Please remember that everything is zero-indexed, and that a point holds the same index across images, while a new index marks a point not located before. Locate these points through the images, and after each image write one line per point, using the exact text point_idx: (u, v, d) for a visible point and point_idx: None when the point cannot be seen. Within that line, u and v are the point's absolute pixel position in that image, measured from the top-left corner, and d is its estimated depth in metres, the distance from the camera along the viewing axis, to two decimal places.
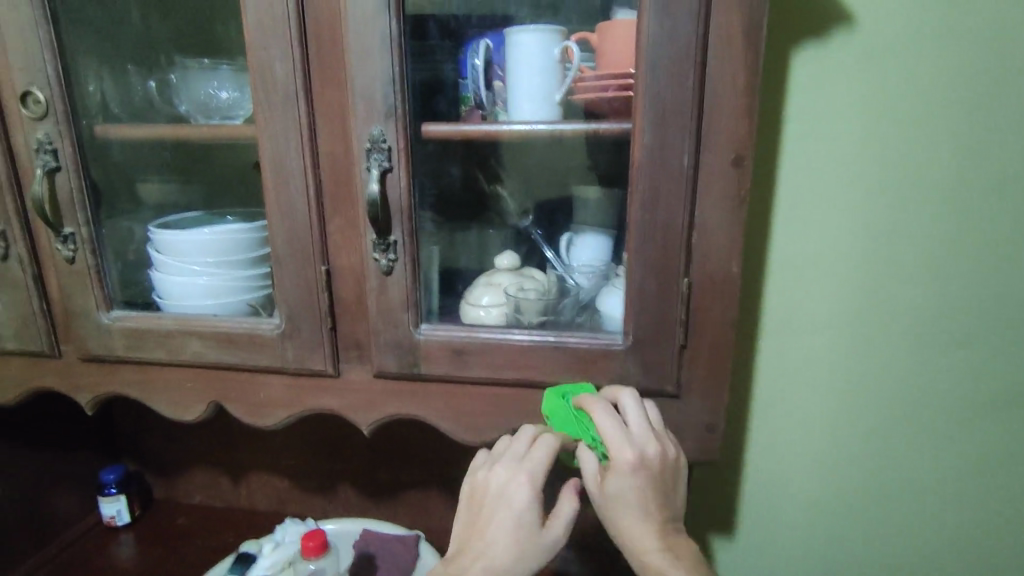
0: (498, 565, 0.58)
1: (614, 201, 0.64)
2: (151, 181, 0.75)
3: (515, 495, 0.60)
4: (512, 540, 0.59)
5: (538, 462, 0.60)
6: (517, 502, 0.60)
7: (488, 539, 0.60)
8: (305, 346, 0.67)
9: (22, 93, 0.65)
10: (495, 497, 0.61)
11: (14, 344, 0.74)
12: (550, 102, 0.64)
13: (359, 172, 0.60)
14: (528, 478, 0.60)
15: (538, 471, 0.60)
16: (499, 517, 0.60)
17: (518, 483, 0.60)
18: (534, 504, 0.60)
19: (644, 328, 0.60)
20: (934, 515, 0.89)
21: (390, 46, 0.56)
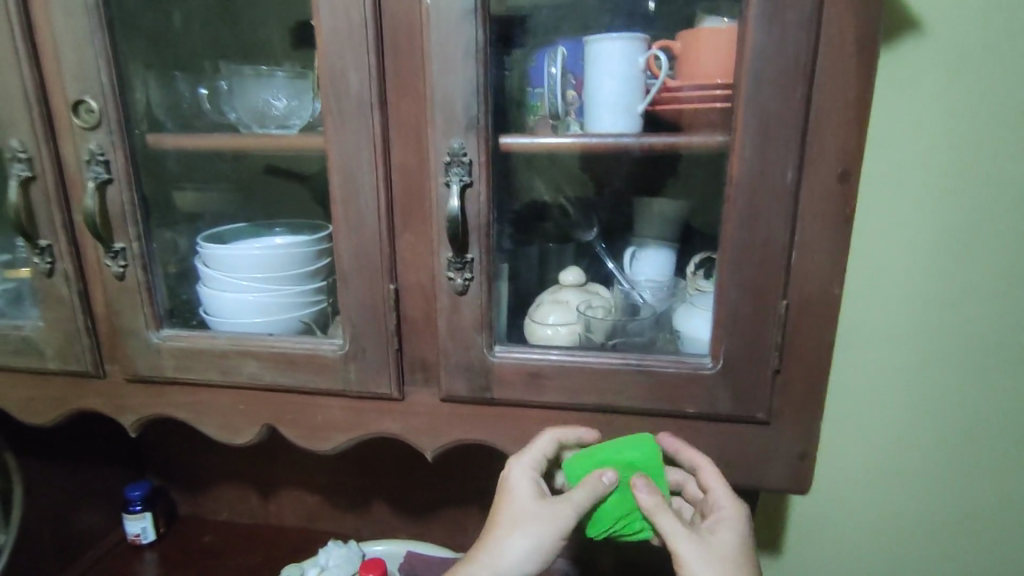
0: (506, 548, 0.55)
1: (679, 212, 0.62)
2: (187, 190, 0.70)
3: (513, 486, 0.59)
4: (519, 522, 0.57)
5: (534, 452, 0.60)
6: (517, 494, 0.58)
7: (499, 526, 0.57)
8: (369, 369, 0.63)
9: (74, 102, 0.62)
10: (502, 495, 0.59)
11: (57, 364, 0.70)
12: (632, 113, 0.60)
13: (435, 187, 0.57)
14: (525, 467, 0.59)
15: (529, 459, 0.60)
16: (502, 515, 0.58)
17: (518, 473, 0.59)
18: (532, 493, 0.58)
19: (736, 352, 0.57)
20: (999, 534, 0.84)
21: (474, 56, 0.53)
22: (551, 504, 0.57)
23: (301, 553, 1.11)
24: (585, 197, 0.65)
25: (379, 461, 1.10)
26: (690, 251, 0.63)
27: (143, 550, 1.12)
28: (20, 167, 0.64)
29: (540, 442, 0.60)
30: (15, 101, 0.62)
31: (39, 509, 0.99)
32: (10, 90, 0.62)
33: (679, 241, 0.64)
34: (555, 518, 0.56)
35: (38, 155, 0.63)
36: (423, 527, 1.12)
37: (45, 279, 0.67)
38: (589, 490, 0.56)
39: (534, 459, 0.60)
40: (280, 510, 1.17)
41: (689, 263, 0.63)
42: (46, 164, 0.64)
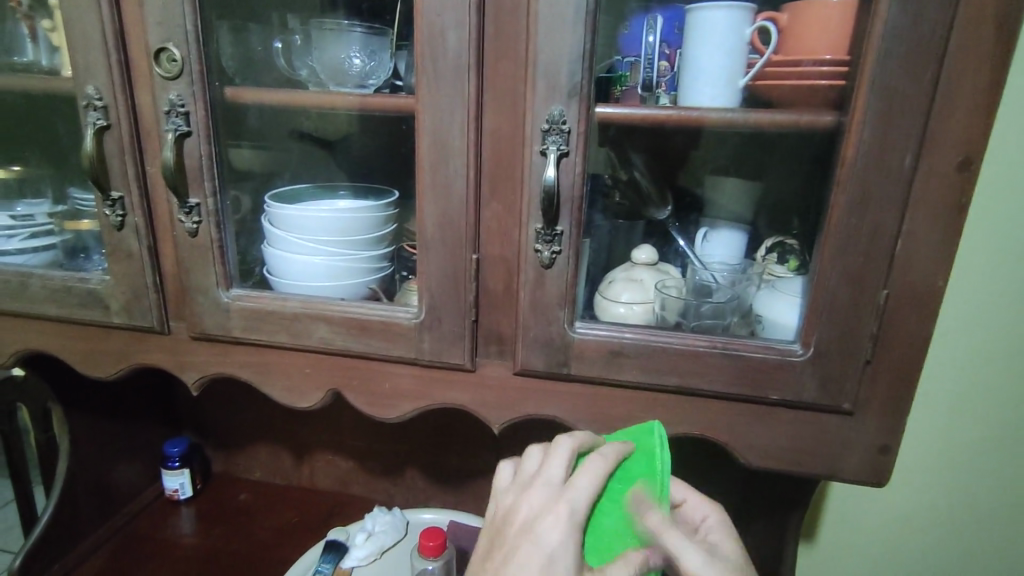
0: (544, 545, 0.48)
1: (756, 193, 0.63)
2: (244, 147, 0.67)
3: (543, 531, 0.49)
4: (550, 518, 0.50)
5: (554, 474, 0.53)
6: (542, 533, 0.49)
7: (525, 518, 0.51)
8: (444, 339, 0.62)
9: (156, 50, 0.60)
10: (520, 535, 0.50)
11: (121, 319, 0.70)
12: (733, 86, 0.58)
13: (530, 155, 0.56)
14: (543, 493, 0.52)
15: (560, 485, 0.52)
16: (519, 561, 0.48)
17: (554, 508, 0.50)
18: (564, 527, 0.49)
19: (830, 340, 0.56)
20: None
21: (584, 18, 0.52)
22: (570, 487, 0.51)
23: (337, 516, 1.11)
24: (657, 171, 0.64)
25: (414, 434, 1.09)
26: (761, 235, 0.64)
27: (180, 506, 1.13)
28: (96, 116, 0.62)
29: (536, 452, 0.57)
30: (94, 46, 0.61)
31: (84, 458, 0.99)
32: (89, 35, 0.60)
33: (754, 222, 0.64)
34: (574, 495, 0.50)
35: (115, 103, 0.62)
36: (457, 500, 1.11)
37: (114, 233, 0.66)
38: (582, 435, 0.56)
39: (576, 498, 0.50)
40: (312, 475, 1.17)
41: (759, 246, 0.64)
42: (124, 114, 0.62)
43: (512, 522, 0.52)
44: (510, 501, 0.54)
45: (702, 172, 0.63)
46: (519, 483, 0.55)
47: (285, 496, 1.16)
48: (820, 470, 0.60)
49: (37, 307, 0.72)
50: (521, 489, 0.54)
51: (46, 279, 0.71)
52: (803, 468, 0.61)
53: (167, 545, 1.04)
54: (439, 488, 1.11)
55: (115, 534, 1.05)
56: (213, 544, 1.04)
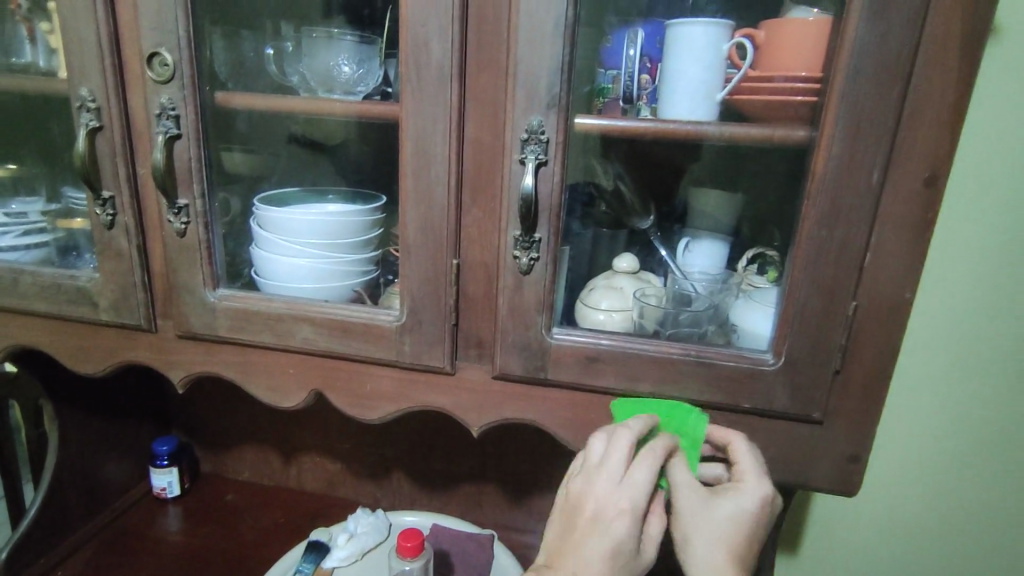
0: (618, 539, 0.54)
1: (736, 205, 0.64)
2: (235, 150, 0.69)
3: (614, 526, 0.54)
4: (620, 516, 0.54)
5: (616, 467, 0.55)
6: (613, 523, 0.54)
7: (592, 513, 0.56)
8: (424, 343, 0.64)
9: (149, 54, 0.61)
10: (594, 526, 0.55)
11: (109, 317, 0.71)
12: (710, 100, 0.59)
13: (509, 164, 0.57)
14: (609, 485, 0.56)
15: (619, 478, 0.55)
16: (596, 542, 0.54)
17: (615, 499, 0.55)
18: (627, 513, 0.55)
19: (800, 349, 0.57)
20: None
21: (563, 32, 0.53)
22: (631, 482, 0.55)
23: (322, 518, 1.11)
24: (640, 182, 0.65)
25: (401, 438, 1.09)
26: (741, 246, 0.65)
27: (167, 504, 1.14)
28: (88, 117, 0.64)
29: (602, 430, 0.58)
30: (89, 50, 0.62)
31: (73, 454, 1.00)
32: (85, 39, 0.62)
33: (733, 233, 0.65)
34: (634, 489, 0.55)
35: (108, 105, 0.64)
36: (442, 503, 1.11)
37: (104, 231, 0.68)
38: (643, 420, 0.57)
39: (637, 491, 0.55)
40: (299, 477, 1.17)
41: (740, 258, 0.65)
42: (116, 115, 0.64)
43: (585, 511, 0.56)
44: (574, 487, 0.58)
45: (683, 184, 0.65)
46: (584, 473, 0.57)
47: (271, 497, 1.16)
48: (792, 478, 0.61)
49: (26, 304, 0.73)
50: (584, 478, 0.57)
51: (37, 276, 0.72)
52: (775, 476, 0.62)
53: (153, 542, 1.05)
54: (425, 491, 1.11)
55: (102, 530, 1.05)
56: (199, 543, 1.05)
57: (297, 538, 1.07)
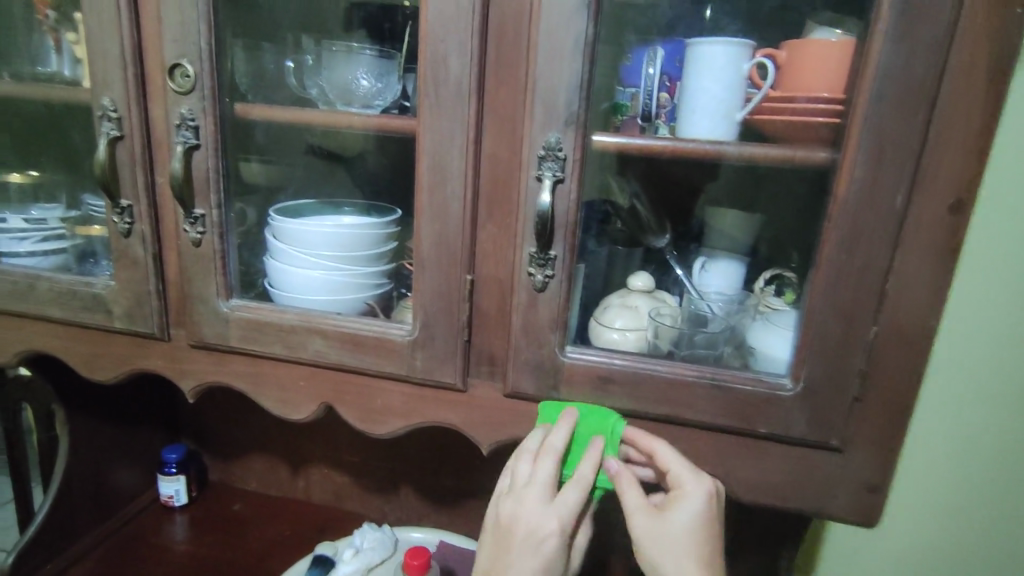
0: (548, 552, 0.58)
1: (754, 225, 0.63)
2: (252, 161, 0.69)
3: (544, 543, 0.58)
4: (551, 533, 0.58)
5: (541, 487, 0.59)
6: (543, 541, 0.58)
7: (522, 531, 0.58)
8: (436, 358, 0.63)
9: (171, 66, 0.62)
10: (529, 548, 0.58)
11: (123, 324, 0.71)
12: (729, 120, 0.59)
13: (526, 180, 0.57)
14: (539, 507, 0.59)
15: (548, 499, 0.59)
16: (529, 562, 0.58)
17: (546, 521, 0.58)
18: (557, 533, 0.58)
19: (820, 375, 0.56)
20: None
21: (583, 49, 0.53)
22: (558, 500, 0.59)
23: (328, 531, 1.10)
24: (658, 201, 0.64)
25: (410, 452, 1.09)
26: (758, 267, 0.64)
27: (174, 512, 1.13)
28: (110, 126, 0.65)
29: (529, 447, 0.60)
30: (112, 60, 0.63)
31: (83, 459, 1.01)
32: (109, 49, 0.63)
33: (751, 254, 0.64)
34: (561, 507, 0.58)
35: (129, 115, 0.64)
36: (449, 520, 1.10)
37: (121, 239, 0.68)
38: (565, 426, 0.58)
39: (564, 509, 0.58)
40: (306, 489, 1.17)
41: (756, 279, 0.64)
42: (137, 125, 0.64)
43: (516, 531, 0.59)
44: (505, 509, 0.60)
45: (699, 203, 0.64)
46: (514, 495, 0.60)
47: (278, 508, 1.16)
48: (810, 508, 0.59)
49: (42, 309, 0.73)
50: (513, 499, 0.60)
51: (53, 282, 0.72)
52: (792, 505, 0.60)
53: (159, 551, 1.04)
54: (432, 507, 1.10)
55: (109, 537, 1.05)
56: (204, 553, 1.04)
57: (302, 551, 1.06)
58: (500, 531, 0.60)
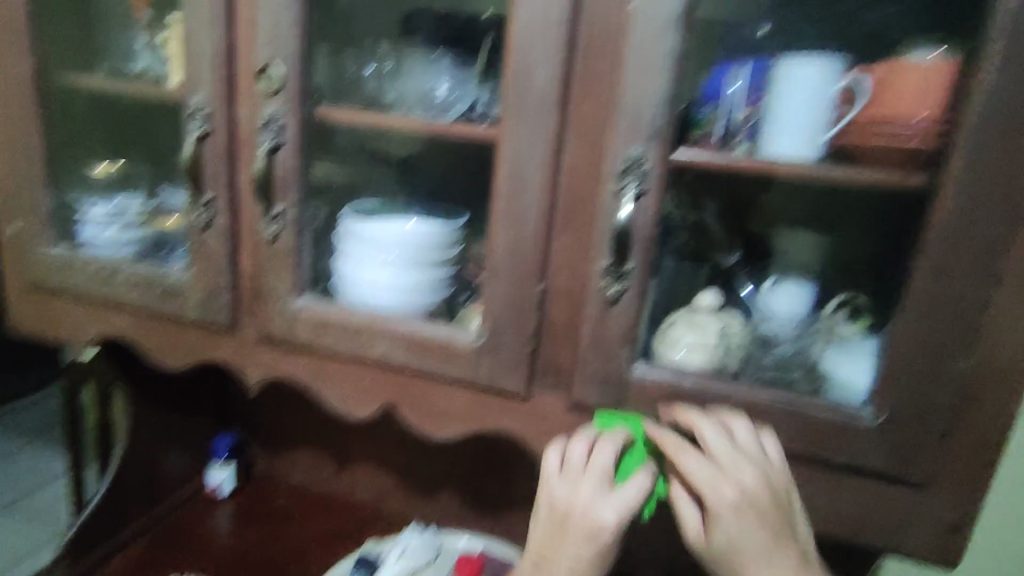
0: (603, 539, 0.56)
1: (827, 247, 0.62)
2: (319, 161, 0.69)
3: (602, 531, 0.56)
4: (611, 522, 0.56)
5: (600, 474, 0.56)
6: (602, 529, 0.56)
7: (580, 516, 0.56)
8: (501, 366, 0.63)
9: (261, 68, 0.64)
10: (586, 535, 0.56)
11: (196, 315, 0.73)
12: (813, 142, 0.57)
13: (605, 193, 0.57)
14: (597, 493, 0.56)
15: (606, 489, 0.56)
16: (586, 548, 0.56)
17: (604, 511, 0.56)
18: (615, 524, 0.56)
19: (902, 405, 0.54)
20: None
21: (671, 64, 0.53)
22: (619, 492, 0.56)
23: (369, 530, 1.11)
24: (732, 218, 0.63)
25: (454, 457, 1.09)
26: (828, 289, 0.62)
27: (219, 501, 1.16)
28: (198, 123, 0.67)
29: (583, 437, 0.58)
30: (205, 61, 0.66)
31: (139, 443, 1.04)
32: (203, 50, 0.65)
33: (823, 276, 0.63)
34: (620, 500, 0.56)
35: (217, 113, 0.66)
36: (490, 527, 1.10)
37: (200, 233, 0.70)
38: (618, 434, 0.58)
39: (626, 501, 0.56)
40: (349, 486, 1.18)
41: (828, 302, 0.62)
42: (223, 123, 0.67)
43: (574, 516, 0.57)
44: (558, 493, 0.58)
45: (775, 223, 0.63)
46: (568, 485, 0.57)
47: (320, 504, 1.17)
48: (883, 543, 0.57)
49: (119, 296, 0.76)
50: (568, 487, 0.57)
51: (132, 271, 0.75)
52: (864, 539, 0.58)
53: (205, 538, 1.07)
54: (473, 513, 1.10)
55: (159, 521, 1.08)
56: (250, 544, 1.06)
57: (345, 548, 1.07)
58: (555, 513, 0.58)
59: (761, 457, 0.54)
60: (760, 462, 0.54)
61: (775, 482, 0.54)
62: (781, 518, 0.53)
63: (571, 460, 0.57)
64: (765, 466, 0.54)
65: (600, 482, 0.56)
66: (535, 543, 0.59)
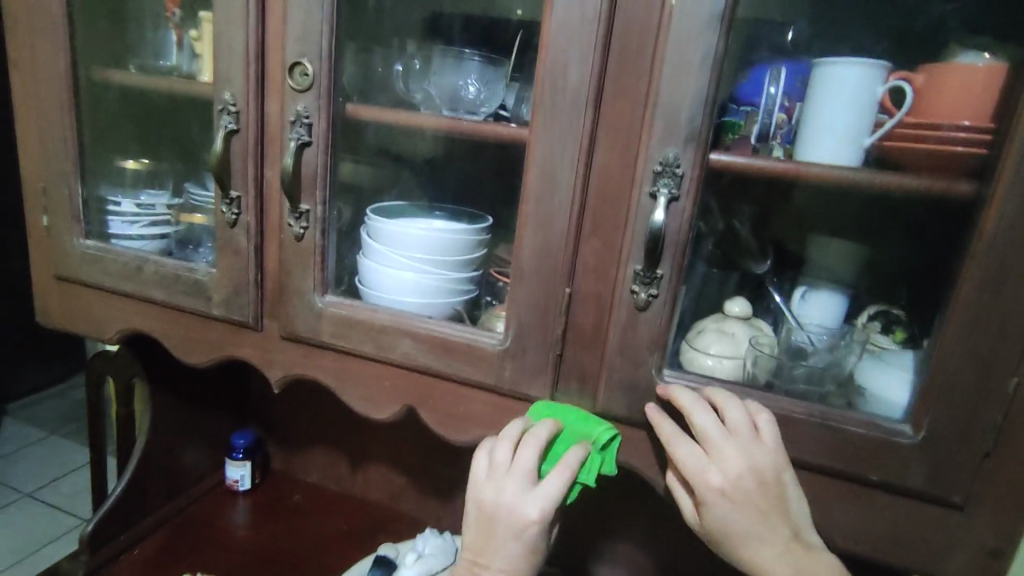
0: (528, 537, 0.59)
1: (862, 257, 0.60)
2: (346, 159, 0.68)
3: (527, 529, 0.58)
4: (535, 521, 0.58)
5: (522, 475, 0.58)
6: (526, 528, 0.58)
7: (505, 516, 0.59)
8: (526, 371, 0.62)
9: (292, 64, 0.64)
10: (514, 533, 0.59)
11: (220, 311, 0.73)
12: (856, 147, 0.55)
13: (638, 196, 0.55)
14: (521, 492, 0.58)
15: (529, 486, 0.58)
16: (512, 541, 0.59)
17: (528, 508, 0.58)
18: (536, 521, 0.58)
19: (945, 423, 0.52)
20: None
21: (711, 66, 0.52)
22: (539, 491, 0.58)
23: (384, 531, 1.11)
24: (767, 226, 0.61)
25: (471, 460, 1.08)
26: (862, 300, 0.61)
27: (237, 496, 1.16)
28: (228, 119, 0.67)
29: (508, 436, 0.59)
30: (236, 58, 0.66)
31: (160, 437, 1.05)
32: (235, 46, 0.65)
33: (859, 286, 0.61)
34: (541, 499, 0.58)
35: (247, 110, 0.66)
36: None
37: (227, 229, 0.70)
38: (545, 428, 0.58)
39: (547, 500, 0.58)
40: (365, 487, 1.17)
41: (859, 313, 0.61)
42: (253, 120, 0.67)
43: (502, 516, 0.59)
44: (484, 493, 0.60)
45: (811, 230, 0.61)
46: (492, 483, 0.59)
47: (336, 503, 1.16)
48: (919, 565, 0.55)
49: (146, 290, 0.76)
50: (492, 486, 0.59)
51: (159, 266, 0.75)
52: (900, 561, 0.56)
53: (222, 534, 1.07)
54: None
55: (177, 515, 1.09)
56: (267, 541, 1.06)
57: (361, 548, 1.06)
58: (483, 512, 0.60)
59: (754, 442, 0.54)
60: (749, 445, 0.53)
61: (764, 466, 0.53)
62: (772, 504, 0.54)
63: (495, 461, 0.59)
64: (753, 448, 0.53)
65: (521, 481, 0.58)
66: (467, 532, 0.62)
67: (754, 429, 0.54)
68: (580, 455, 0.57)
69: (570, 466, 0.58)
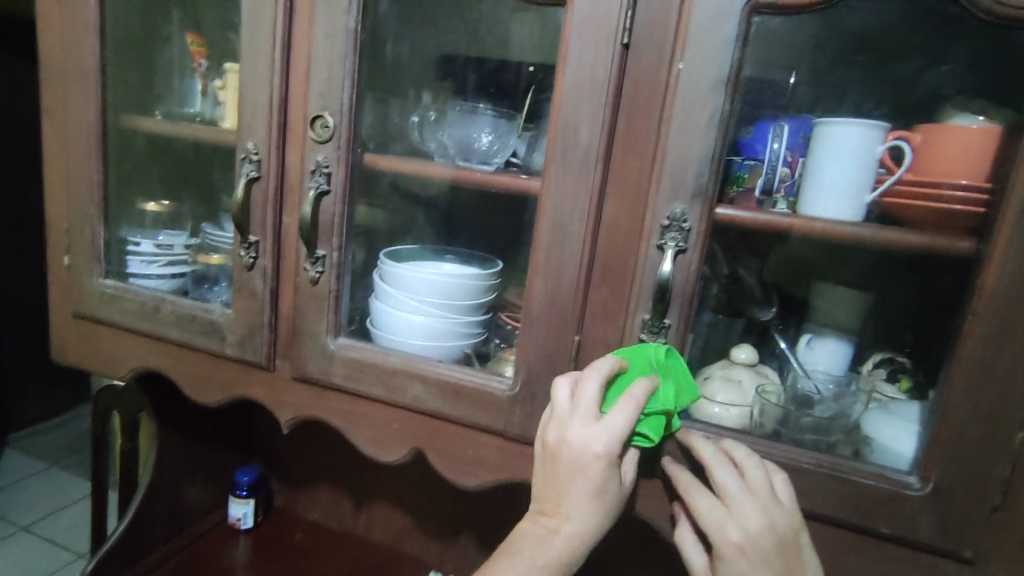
0: (593, 481, 0.54)
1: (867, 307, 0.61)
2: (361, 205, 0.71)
3: (590, 468, 0.53)
4: (596, 458, 0.53)
5: (585, 408, 0.54)
6: (590, 467, 0.53)
7: (565, 459, 0.54)
8: (535, 417, 0.63)
9: (313, 117, 0.67)
10: (575, 473, 0.54)
11: (234, 351, 0.74)
12: (858, 201, 0.57)
13: (646, 248, 0.57)
14: (584, 424, 0.54)
15: (592, 419, 0.54)
16: (581, 488, 0.54)
17: (591, 442, 0.53)
18: (603, 455, 0.53)
19: (953, 477, 0.53)
20: None
21: (717, 126, 0.54)
22: (603, 423, 0.54)
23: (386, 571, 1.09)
24: (773, 276, 0.62)
25: (474, 500, 1.07)
26: (867, 348, 0.61)
27: (239, 534, 1.15)
28: (249, 167, 0.70)
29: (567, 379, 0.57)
30: (260, 110, 0.69)
31: (165, 473, 1.05)
32: (259, 100, 0.68)
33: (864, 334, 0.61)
34: (605, 430, 0.53)
35: (268, 159, 0.69)
36: None
37: (244, 272, 0.72)
38: (610, 361, 0.55)
39: (613, 431, 0.53)
40: (368, 526, 1.16)
41: (865, 360, 0.61)
42: (273, 169, 0.69)
43: (563, 454, 0.54)
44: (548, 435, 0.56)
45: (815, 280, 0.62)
46: (556, 421, 0.55)
47: (338, 543, 1.15)
48: None
49: (161, 330, 0.78)
50: (554, 423, 0.55)
51: (175, 306, 0.77)
52: None
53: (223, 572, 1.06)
54: None
55: (178, 552, 1.08)
56: None
57: None
58: (545, 456, 0.56)
59: (773, 500, 0.53)
60: (769, 505, 0.52)
61: (785, 525, 0.52)
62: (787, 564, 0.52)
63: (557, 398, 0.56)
64: (773, 506, 0.52)
65: (586, 411, 0.54)
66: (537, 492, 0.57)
67: (773, 489, 0.54)
68: (646, 386, 0.53)
69: (637, 396, 0.53)
